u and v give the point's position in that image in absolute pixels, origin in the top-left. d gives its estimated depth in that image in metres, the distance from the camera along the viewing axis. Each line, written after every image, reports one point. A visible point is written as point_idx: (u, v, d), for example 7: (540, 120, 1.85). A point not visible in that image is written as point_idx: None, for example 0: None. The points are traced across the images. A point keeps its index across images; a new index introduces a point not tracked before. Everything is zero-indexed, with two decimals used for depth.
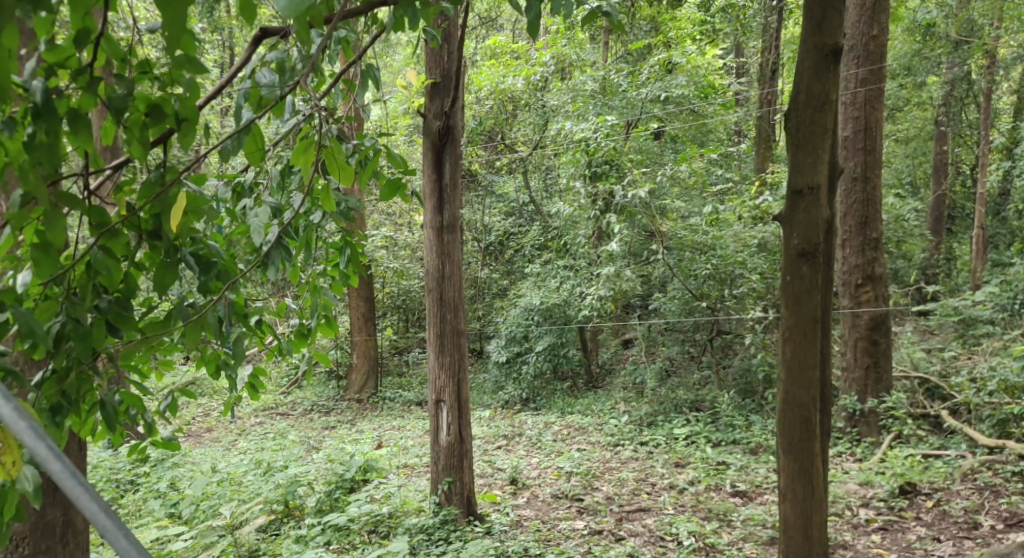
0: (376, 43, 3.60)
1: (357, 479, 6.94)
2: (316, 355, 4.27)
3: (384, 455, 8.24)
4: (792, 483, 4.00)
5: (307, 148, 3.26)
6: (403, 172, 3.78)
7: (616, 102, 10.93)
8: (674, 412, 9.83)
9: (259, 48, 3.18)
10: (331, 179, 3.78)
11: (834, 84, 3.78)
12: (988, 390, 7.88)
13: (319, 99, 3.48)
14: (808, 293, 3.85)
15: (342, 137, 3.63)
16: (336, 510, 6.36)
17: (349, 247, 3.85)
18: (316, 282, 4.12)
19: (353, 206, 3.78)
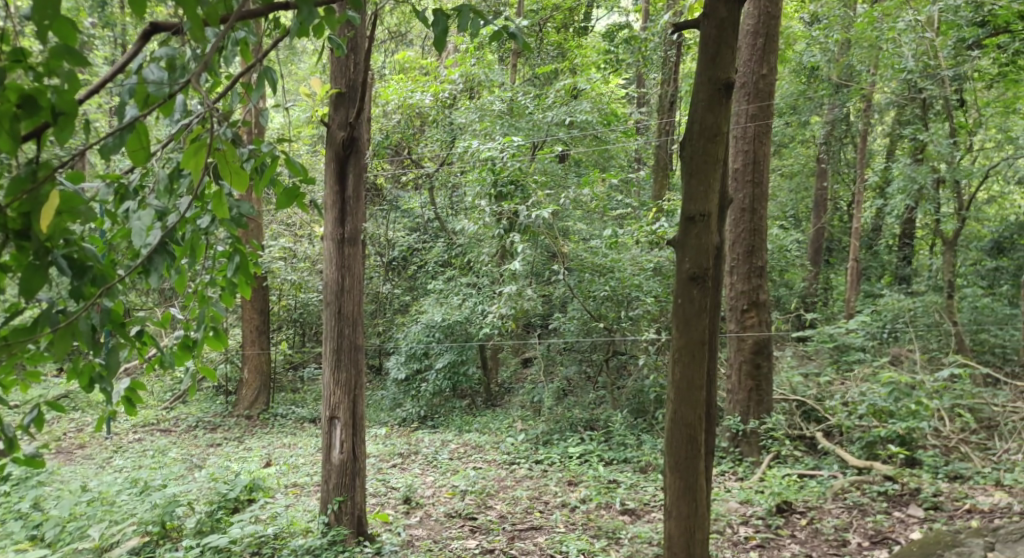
0: (276, 46, 3.60)
1: (241, 498, 6.79)
2: (201, 369, 4.19)
3: (271, 474, 8.09)
4: (677, 501, 4.17)
5: (198, 151, 3.28)
6: (301, 180, 3.77)
7: (522, 124, 11.21)
8: (569, 431, 10.01)
9: (146, 43, 3.17)
10: (224, 184, 3.73)
11: (725, 117, 4.00)
12: (858, 413, 8.38)
13: (212, 100, 3.46)
14: (697, 315, 4.05)
15: (236, 141, 3.61)
16: (217, 531, 6.21)
17: (239, 254, 3.80)
18: (204, 292, 4.05)
19: (247, 213, 3.73)
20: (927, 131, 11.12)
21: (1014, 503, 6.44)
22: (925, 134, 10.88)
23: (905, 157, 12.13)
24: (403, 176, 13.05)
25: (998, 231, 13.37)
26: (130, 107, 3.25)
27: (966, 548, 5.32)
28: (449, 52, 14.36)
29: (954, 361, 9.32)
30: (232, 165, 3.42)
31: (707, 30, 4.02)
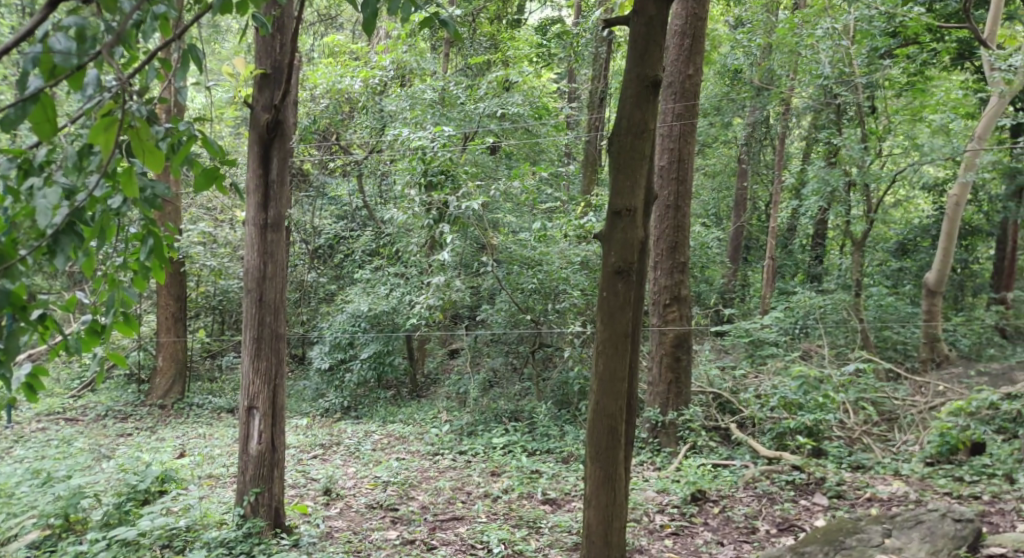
0: (196, 21, 3.53)
1: (152, 490, 6.59)
2: (111, 356, 4.10)
3: (184, 465, 7.95)
4: (597, 490, 4.29)
5: (108, 127, 3.31)
6: (220, 161, 3.73)
7: (454, 114, 11.13)
8: (494, 422, 10.12)
9: (53, 12, 3.09)
10: (137, 163, 3.64)
11: (652, 114, 4.12)
12: (770, 406, 8.70)
13: (126, 74, 3.39)
14: (621, 308, 4.17)
15: (151, 119, 3.55)
16: (125, 524, 6.04)
17: (151, 236, 3.75)
18: (115, 275, 3.94)
19: (162, 193, 3.65)
20: (840, 135, 11.58)
21: (910, 491, 6.81)
22: (839, 139, 11.31)
23: (819, 161, 12.59)
24: (331, 162, 12.91)
25: (904, 234, 14.08)
26: (33, 78, 3.18)
27: (866, 534, 5.56)
28: (381, 38, 14.22)
29: (859, 356, 9.77)
30: (145, 143, 3.43)
31: (635, 27, 4.12)
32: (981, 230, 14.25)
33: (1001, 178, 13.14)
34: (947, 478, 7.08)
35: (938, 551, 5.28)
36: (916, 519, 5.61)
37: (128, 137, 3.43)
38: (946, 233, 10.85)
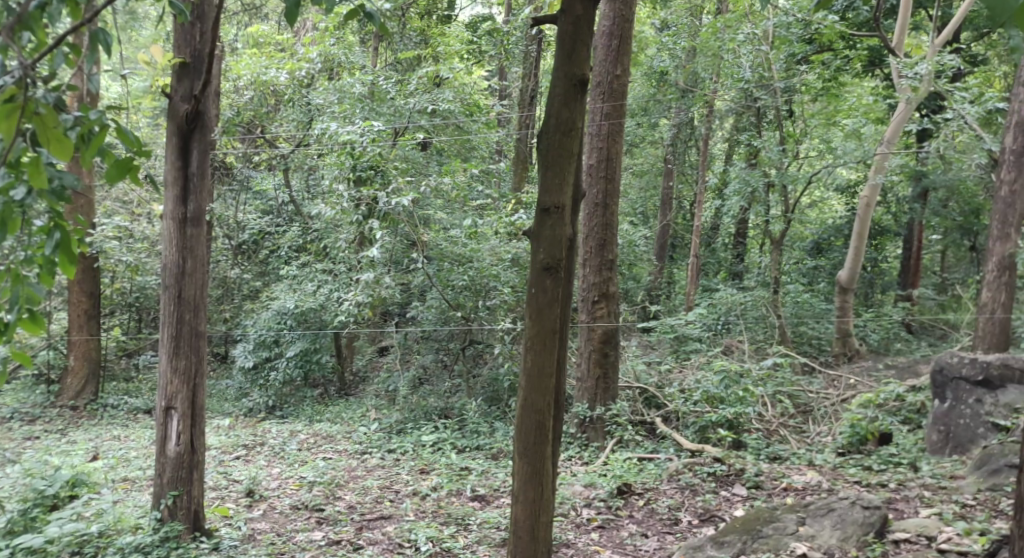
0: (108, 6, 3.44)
1: (60, 495, 6.38)
2: (15, 354, 3.94)
3: (97, 469, 7.74)
4: (524, 485, 4.35)
5: (10, 114, 3.29)
6: (135, 152, 3.65)
7: (384, 109, 11.04)
8: (423, 420, 10.11)
9: None
10: (45, 153, 3.53)
11: (579, 113, 4.20)
12: (693, 400, 8.93)
13: (32, 59, 3.30)
14: (549, 305, 4.23)
15: (59, 106, 3.46)
16: (31, 531, 5.86)
17: (57, 228, 3.66)
18: (20, 270, 3.80)
19: (70, 184, 3.55)
20: (760, 138, 11.91)
21: (823, 481, 7.08)
22: (758, 141, 11.65)
23: (741, 162, 12.93)
24: (256, 155, 12.61)
25: (819, 233, 14.65)
26: None
27: (781, 523, 5.77)
28: (307, 30, 14.02)
29: (777, 351, 10.11)
30: (53, 131, 3.38)
31: (563, 26, 4.19)
32: (889, 230, 14.96)
33: (909, 181, 13.73)
34: (857, 467, 7.38)
35: (848, 538, 5.49)
36: (828, 507, 5.82)
37: (36, 125, 3.39)
38: (858, 233, 11.24)
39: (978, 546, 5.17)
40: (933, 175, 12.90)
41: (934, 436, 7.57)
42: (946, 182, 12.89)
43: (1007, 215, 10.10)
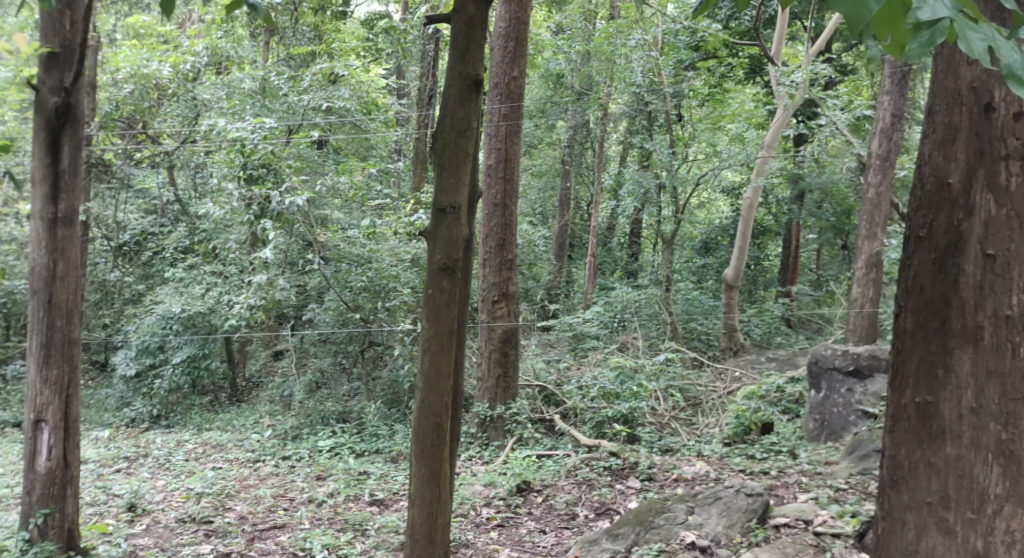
0: None
1: None
2: None
3: None
4: (422, 487, 4.31)
5: None
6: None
7: (276, 106, 10.81)
8: (320, 425, 9.93)
9: None
10: None
11: (474, 113, 4.19)
12: (590, 396, 9.14)
13: None
14: (446, 305, 4.20)
15: None
16: None
17: None
18: None
19: None
20: (651, 141, 12.32)
21: (711, 470, 7.32)
22: (650, 143, 12.01)
23: (634, 164, 13.26)
24: (137, 152, 12.05)
25: (707, 233, 15.20)
26: None
27: (672, 513, 5.96)
28: (193, 22, 13.54)
29: (669, 346, 10.47)
30: None
31: (457, 26, 4.16)
32: (770, 230, 15.70)
33: (787, 184, 14.41)
34: (742, 456, 7.67)
35: (732, 525, 5.69)
36: (715, 496, 6.02)
37: None
38: (742, 233, 11.67)
39: (850, 528, 5.39)
40: (809, 177, 13.51)
41: (811, 424, 7.96)
42: (821, 185, 13.53)
43: (874, 215, 10.64)
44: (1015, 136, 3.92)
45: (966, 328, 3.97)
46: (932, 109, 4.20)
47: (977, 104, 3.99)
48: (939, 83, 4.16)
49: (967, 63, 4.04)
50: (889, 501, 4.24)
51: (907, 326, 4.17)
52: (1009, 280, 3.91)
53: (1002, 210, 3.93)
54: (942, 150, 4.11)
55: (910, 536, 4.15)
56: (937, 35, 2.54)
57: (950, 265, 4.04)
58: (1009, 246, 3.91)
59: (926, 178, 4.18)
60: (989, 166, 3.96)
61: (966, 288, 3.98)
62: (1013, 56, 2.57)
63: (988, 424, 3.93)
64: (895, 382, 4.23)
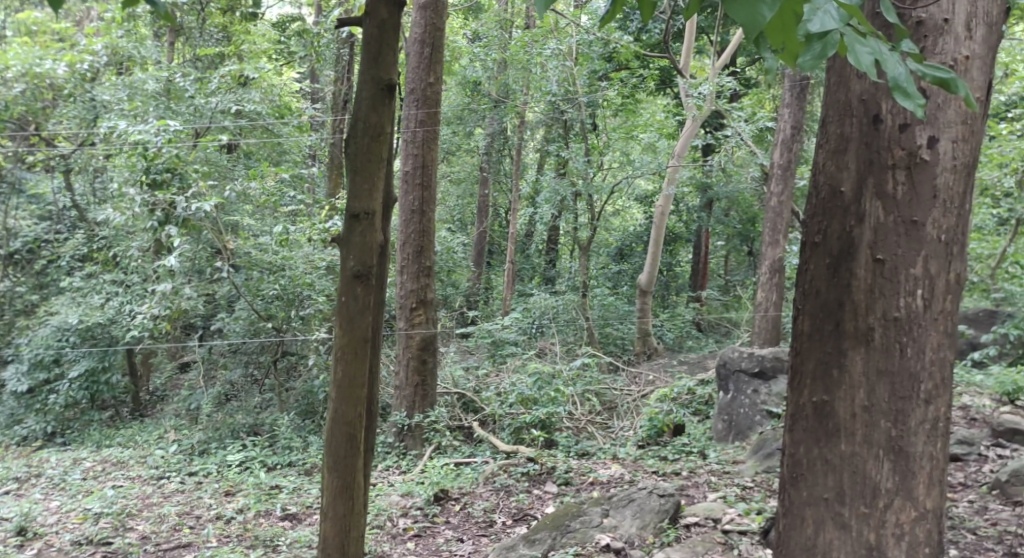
0: None
1: None
2: None
3: None
4: (333, 500, 4.12)
5: None
6: None
7: (181, 108, 10.43)
8: (229, 438, 9.64)
9: None
10: None
11: (388, 117, 4.03)
12: (508, 402, 9.11)
13: None
14: (360, 313, 4.04)
15: None
16: None
17: None
18: None
19: None
20: (568, 150, 12.50)
21: (625, 473, 7.38)
22: (567, 152, 12.35)
23: (551, 172, 13.37)
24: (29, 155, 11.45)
25: (622, 240, 15.49)
26: None
27: (587, 516, 5.97)
28: (92, 19, 13.02)
29: (585, 351, 10.56)
30: None
31: (369, 29, 3.99)
32: (681, 237, 16.04)
33: (697, 192, 14.73)
34: (655, 458, 7.76)
35: (645, 526, 5.73)
36: (629, 498, 6.06)
37: None
38: (655, 239, 11.84)
39: (756, 524, 5.57)
40: (716, 187, 13.83)
41: (719, 425, 8.12)
42: (728, 194, 13.90)
43: (777, 222, 10.94)
44: (902, 146, 3.80)
45: (858, 330, 3.84)
46: (824, 119, 4.06)
47: (866, 116, 3.86)
48: (832, 95, 4.01)
49: (858, 75, 3.90)
50: (789, 499, 4.07)
51: (804, 329, 4.01)
52: (897, 283, 3.79)
53: (891, 216, 3.80)
54: (834, 159, 3.96)
55: (808, 533, 4.00)
56: (828, 48, 2.57)
57: (844, 270, 3.89)
58: (898, 250, 3.79)
59: (820, 186, 4.03)
60: (878, 175, 3.83)
61: (858, 292, 3.85)
62: (898, 69, 2.62)
63: (880, 421, 3.82)
64: (791, 383, 4.08)
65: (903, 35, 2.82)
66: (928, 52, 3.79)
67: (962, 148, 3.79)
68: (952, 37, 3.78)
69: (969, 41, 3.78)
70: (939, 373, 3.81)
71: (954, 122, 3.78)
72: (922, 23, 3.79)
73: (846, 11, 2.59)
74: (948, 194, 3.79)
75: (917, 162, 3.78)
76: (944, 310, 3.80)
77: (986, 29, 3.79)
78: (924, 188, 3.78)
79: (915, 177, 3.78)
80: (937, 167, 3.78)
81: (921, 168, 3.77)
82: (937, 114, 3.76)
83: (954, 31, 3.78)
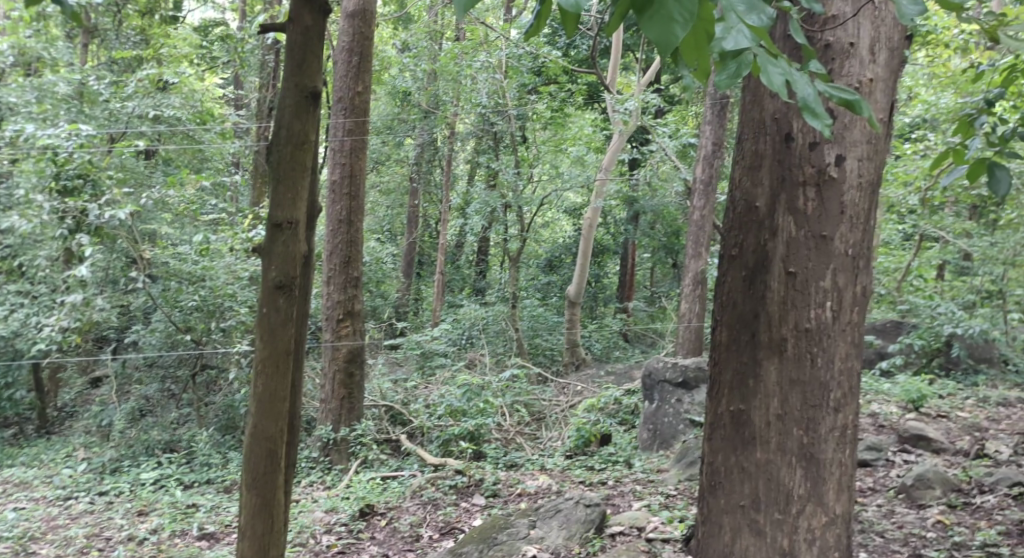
0: None
1: None
2: None
3: None
4: (252, 519, 3.95)
5: None
6: None
7: (96, 112, 10.14)
8: (144, 456, 9.30)
9: None
10: None
11: (313, 126, 3.90)
12: (437, 414, 9.00)
13: None
14: (282, 325, 3.89)
15: None
16: None
17: None
18: None
19: None
20: (497, 161, 12.48)
21: (553, 484, 7.36)
22: (496, 163, 12.32)
23: (481, 183, 13.32)
24: None
25: (551, 251, 15.54)
26: None
27: (514, 528, 5.92)
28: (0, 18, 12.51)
29: (514, 362, 10.54)
30: None
31: (292, 36, 3.84)
32: (609, 248, 16.19)
33: (625, 206, 14.91)
34: (582, 468, 7.77)
35: (572, 535, 5.71)
36: (556, 509, 6.03)
37: None
38: (583, 251, 11.94)
39: (679, 532, 5.59)
40: (643, 201, 14.02)
41: (645, 434, 8.17)
42: (654, 207, 14.10)
43: (699, 235, 11.12)
44: (812, 164, 4.00)
45: (772, 340, 4.05)
46: (741, 137, 4.28)
47: (779, 134, 4.07)
48: (747, 114, 4.24)
49: (771, 96, 4.12)
50: (708, 506, 4.25)
51: (723, 339, 4.21)
52: (809, 296, 4.00)
53: (802, 231, 4.00)
54: (750, 176, 4.17)
55: (726, 539, 4.17)
56: (742, 68, 2.66)
57: (758, 282, 4.10)
58: (808, 263, 4.00)
59: (736, 201, 4.24)
60: (790, 192, 4.04)
61: (771, 304, 4.05)
62: (807, 90, 2.67)
63: (793, 429, 4.02)
64: (710, 393, 4.28)
65: (809, 57, 2.88)
66: (835, 74, 4.05)
67: (868, 166, 4.01)
68: (857, 60, 4.04)
69: (873, 64, 4.05)
70: (847, 383, 4.02)
71: (860, 141, 3.99)
72: (829, 46, 4.05)
73: (756, 31, 2.61)
74: (855, 210, 4.00)
75: (826, 179, 3.99)
76: (852, 322, 4.02)
77: (889, 53, 4.06)
78: (832, 205, 3.99)
79: (824, 194, 3.99)
80: (844, 184, 3.99)
81: (830, 185, 3.98)
82: (844, 134, 3.97)
83: (859, 54, 4.04)
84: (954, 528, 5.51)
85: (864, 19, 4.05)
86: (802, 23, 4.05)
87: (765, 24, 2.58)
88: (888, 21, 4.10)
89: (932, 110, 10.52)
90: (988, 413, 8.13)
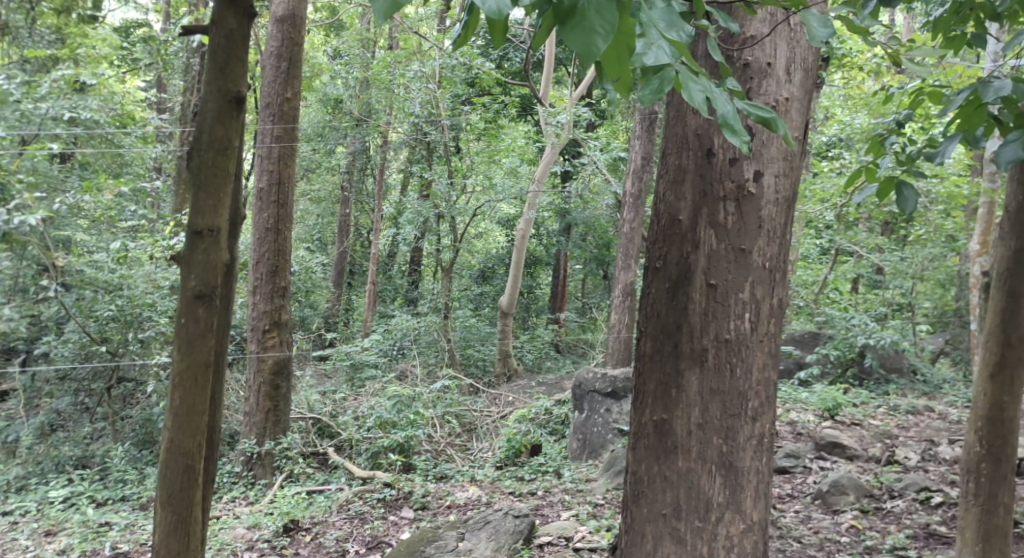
0: None
1: None
2: None
3: None
4: (167, 539, 3.73)
5: None
6: None
7: (6, 113, 9.48)
8: (53, 473, 8.90)
9: None
10: None
11: (236, 132, 3.71)
12: (366, 427, 8.86)
13: None
14: (202, 336, 3.70)
15: None
16: None
17: None
18: None
19: None
20: (430, 170, 12.41)
21: (482, 495, 7.35)
22: (429, 173, 12.22)
23: (414, 193, 13.25)
24: None
25: (484, 262, 15.54)
26: None
27: (443, 540, 5.81)
28: None
29: (446, 373, 10.51)
30: None
31: (214, 38, 3.64)
32: (541, 259, 16.29)
33: (556, 217, 15.05)
34: (512, 478, 7.79)
35: (500, 547, 5.68)
36: (485, 520, 6.01)
37: None
38: (516, 262, 11.96)
39: (605, 541, 5.72)
40: (574, 213, 14.16)
41: (574, 444, 8.23)
42: (585, 220, 14.26)
43: (628, 248, 11.28)
44: (732, 179, 4.11)
45: (693, 351, 4.13)
46: (665, 151, 4.35)
47: (701, 149, 4.17)
48: (670, 129, 4.32)
49: (693, 112, 4.22)
50: (631, 516, 4.29)
51: (647, 350, 4.27)
52: (728, 307, 4.10)
53: (722, 244, 4.11)
54: (673, 190, 4.25)
55: (648, 548, 4.22)
56: (664, 83, 2.75)
57: (681, 293, 4.18)
58: (728, 276, 4.10)
59: (660, 215, 4.31)
60: (711, 206, 4.14)
61: (693, 315, 4.14)
62: (726, 107, 2.75)
63: (712, 438, 4.11)
64: (634, 403, 4.33)
65: (728, 73, 2.97)
66: (754, 92, 4.17)
67: (784, 182, 4.15)
68: (774, 80, 4.18)
69: (789, 83, 4.19)
70: (764, 393, 4.14)
71: (776, 158, 4.13)
72: (748, 65, 4.18)
73: (675, 48, 2.70)
74: (772, 224, 4.13)
75: (744, 195, 4.10)
76: (769, 333, 4.14)
77: (803, 73, 4.22)
78: (750, 219, 4.10)
79: (742, 209, 4.11)
80: (762, 200, 4.11)
81: (748, 200, 4.10)
82: (762, 150, 4.10)
83: (776, 74, 4.18)
84: (866, 533, 5.72)
85: (780, 39, 4.19)
86: (721, 42, 4.16)
87: (683, 41, 2.68)
88: (803, 43, 4.25)
89: (846, 130, 10.94)
90: (898, 421, 8.48)
